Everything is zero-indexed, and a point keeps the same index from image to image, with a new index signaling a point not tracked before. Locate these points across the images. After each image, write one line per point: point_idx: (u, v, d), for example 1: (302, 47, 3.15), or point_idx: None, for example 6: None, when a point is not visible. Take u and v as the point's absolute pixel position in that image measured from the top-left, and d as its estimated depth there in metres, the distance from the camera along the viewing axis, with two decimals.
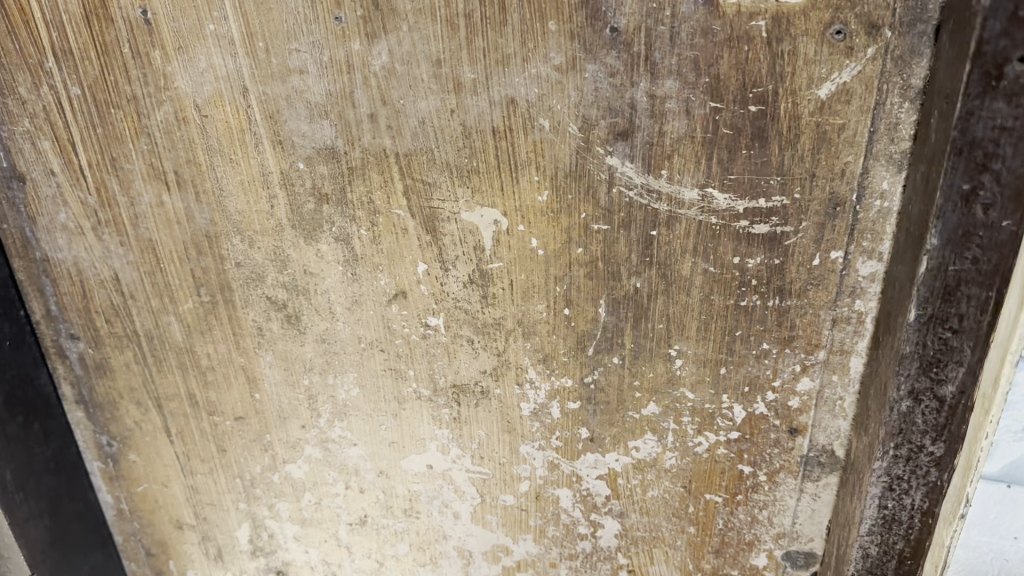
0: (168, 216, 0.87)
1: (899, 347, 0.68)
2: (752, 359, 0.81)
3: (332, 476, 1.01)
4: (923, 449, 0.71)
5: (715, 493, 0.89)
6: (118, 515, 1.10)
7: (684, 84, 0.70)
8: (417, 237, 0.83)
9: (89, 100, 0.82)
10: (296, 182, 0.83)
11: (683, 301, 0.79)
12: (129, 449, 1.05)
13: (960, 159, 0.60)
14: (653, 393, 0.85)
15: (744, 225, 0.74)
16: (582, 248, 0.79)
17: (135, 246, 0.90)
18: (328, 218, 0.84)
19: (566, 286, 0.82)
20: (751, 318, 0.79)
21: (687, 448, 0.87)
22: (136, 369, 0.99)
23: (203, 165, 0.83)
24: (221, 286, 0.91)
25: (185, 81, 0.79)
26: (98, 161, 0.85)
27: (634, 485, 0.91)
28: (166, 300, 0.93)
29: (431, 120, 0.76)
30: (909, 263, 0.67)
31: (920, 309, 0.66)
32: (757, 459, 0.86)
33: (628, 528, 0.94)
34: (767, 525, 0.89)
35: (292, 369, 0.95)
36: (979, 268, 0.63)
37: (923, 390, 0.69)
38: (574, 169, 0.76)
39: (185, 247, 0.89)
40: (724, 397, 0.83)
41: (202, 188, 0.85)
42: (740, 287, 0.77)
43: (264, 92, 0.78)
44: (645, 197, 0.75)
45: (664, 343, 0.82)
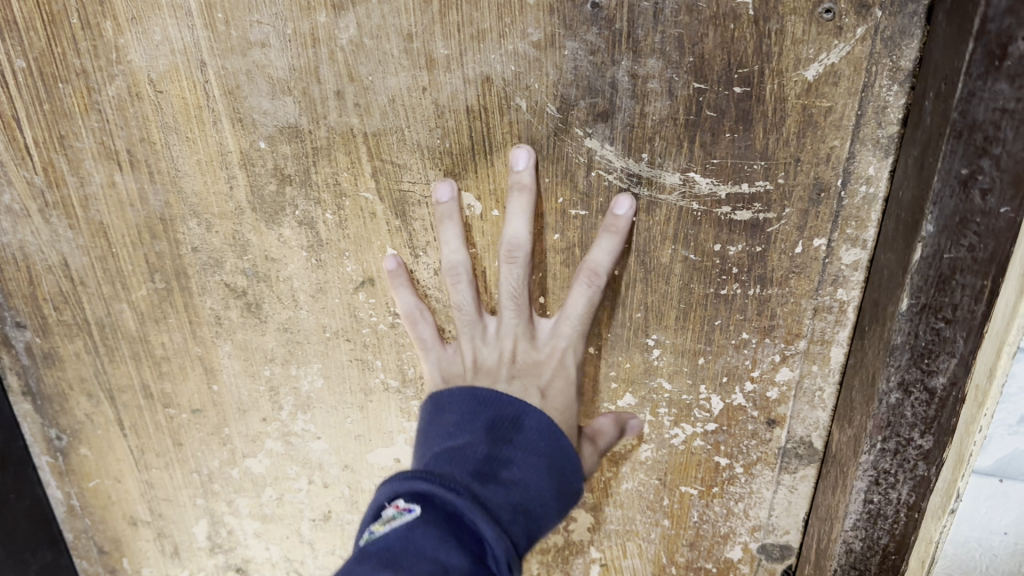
0: (121, 198, 0.84)
1: (890, 339, 0.67)
2: (731, 349, 0.81)
3: (293, 470, 1.00)
4: (911, 442, 0.72)
5: (691, 484, 0.90)
6: (69, 512, 1.08)
7: (668, 63, 0.68)
8: (386, 222, 0.81)
9: (36, 76, 0.78)
10: (257, 163, 0.80)
11: (661, 289, 0.79)
12: (80, 443, 1.02)
13: (960, 144, 0.58)
14: (629, 384, 0.86)
15: (726, 211, 0.74)
16: (558, 235, 0.78)
17: (86, 230, 0.87)
18: (290, 201, 0.82)
19: (542, 274, 0.81)
20: (731, 307, 0.78)
21: (664, 439, 0.89)
22: (87, 360, 0.96)
23: (158, 144, 0.81)
24: (177, 272, 0.88)
25: (139, 54, 0.76)
26: (45, 140, 0.82)
27: (609, 477, 0.93)
28: (118, 287, 0.90)
29: (402, 98, 0.74)
30: (901, 252, 0.66)
31: (914, 299, 0.65)
32: (734, 451, 0.87)
33: (601, 521, 0.96)
34: (742, 518, 0.91)
35: (252, 359, 0.93)
36: (976, 256, 0.62)
37: (913, 382, 0.69)
38: (552, 152, 0.74)
39: (138, 231, 0.86)
40: (702, 388, 0.84)
41: (157, 168, 0.82)
42: (720, 275, 0.77)
43: (223, 66, 0.75)
44: (625, 180, 0.74)
45: (641, 333, 0.82)
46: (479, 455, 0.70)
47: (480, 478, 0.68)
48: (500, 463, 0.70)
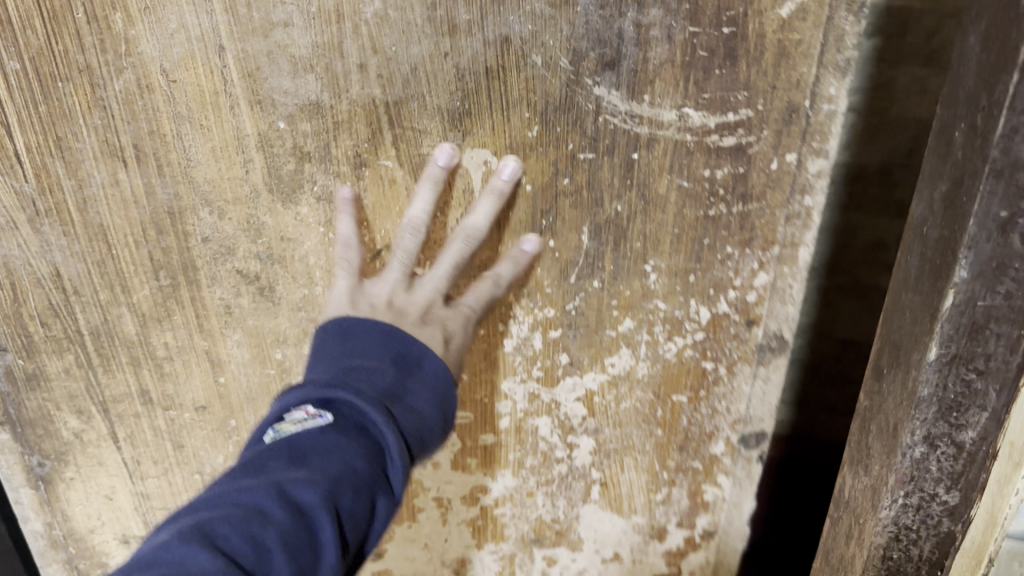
0: (125, 198, 0.74)
1: (915, 388, 0.54)
2: (719, 263, 0.76)
3: None
4: (936, 498, 0.57)
5: (680, 393, 0.84)
6: (50, 542, 0.97)
7: (668, 11, 0.65)
8: (406, 188, 0.74)
9: (44, 83, 0.68)
10: (275, 143, 0.71)
11: (660, 219, 0.74)
12: (64, 466, 0.90)
13: (1001, 183, 0.45)
14: (629, 310, 0.79)
15: (714, 139, 0.70)
16: (568, 179, 0.73)
17: (84, 235, 0.75)
18: (308, 177, 0.73)
19: (552, 218, 0.75)
20: (717, 227, 0.74)
21: (657, 355, 0.82)
22: (77, 374, 0.84)
23: (168, 135, 0.70)
24: (184, 266, 0.78)
25: (150, 45, 0.67)
26: (38, 144, 0.70)
27: (609, 401, 0.85)
28: (117, 291, 0.79)
29: (423, 67, 0.68)
30: (929, 293, 0.52)
31: (942, 348, 0.51)
32: (718, 355, 0.81)
33: (602, 443, 0.88)
34: (725, 415, 0.85)
35: (264, 344, 0.83)
36: (1011, 303, 0.48)
37: (938, 435, 0.54)
38: (563, 103, 0.69)
39: (142, 228, 0.75)
40: (691, 302, 0.78)
41: (165, 160, 0.72)
42: (710, 199, 0.73)
43: (242, 49, 0.67)
44: (627, 122, 0.70)
45: (637, 260, 0.77)
46: (384, 382, 0.63)
47: (386, 399, 0.62)
48: (404, 392, 0.64)
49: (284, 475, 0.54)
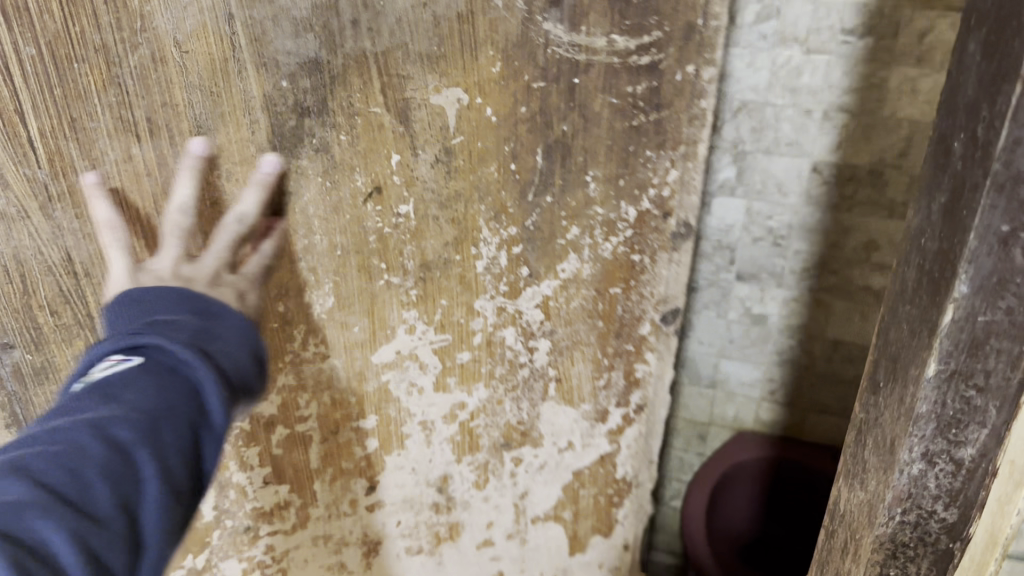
0: (137, 172, 0.66)
1: (912, 405, 0.49)
2: (643, 164, 0.71)
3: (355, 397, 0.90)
4: (934, 515, 0.53)
5: (614, 288, 0.78)
6: None
7: None
8: (337, 142, 0.68)
9: (49, 62, 0.60)
10: (279, 104, 0.65)
11: (600, 123, 0.69)
12: None
13: (1003, 198, 0.40)
14: (576, 221, 0.75)
15: (636, 59, 0.65)
16: (492, 113, 0.68)
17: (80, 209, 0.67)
18: (250, 127, 0.66)
19: (425, 158, 0.70)
20: (640, 136, 0.69)
21: (574, 245, 0.76)
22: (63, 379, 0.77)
23: (180, 105, 0.64)
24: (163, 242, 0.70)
25: (166, 19, 0.60)
26: (50, 128, 0.62)
27: (558, 299, 0.80)
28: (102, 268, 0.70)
29: (409, 20, 0.63)
30: (926, 307, 0.47)
31: (940, 363, 0.46)
32: (641, 245, 0.75)
33: (558, 345, 0.83)
34: (644, 299, 0.79)
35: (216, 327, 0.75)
36: (1012, 318, 0.43)
37: (937, 452, 0.50)
38: (517, 41, 0.65)
39: (128, 208, 0.67)
40: (597, 206, 0.73)
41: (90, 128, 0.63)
42: (625, 105, 0.68)
43: (249, 16, 0.61)
44: (566, 51, 0.65)
45: (578, 172, 0.72)
46: (186, 334, 0.56)
47: (195, 349, 0.56)
48: (210, 338, 0.58)
49: (96, 412, 0.51)
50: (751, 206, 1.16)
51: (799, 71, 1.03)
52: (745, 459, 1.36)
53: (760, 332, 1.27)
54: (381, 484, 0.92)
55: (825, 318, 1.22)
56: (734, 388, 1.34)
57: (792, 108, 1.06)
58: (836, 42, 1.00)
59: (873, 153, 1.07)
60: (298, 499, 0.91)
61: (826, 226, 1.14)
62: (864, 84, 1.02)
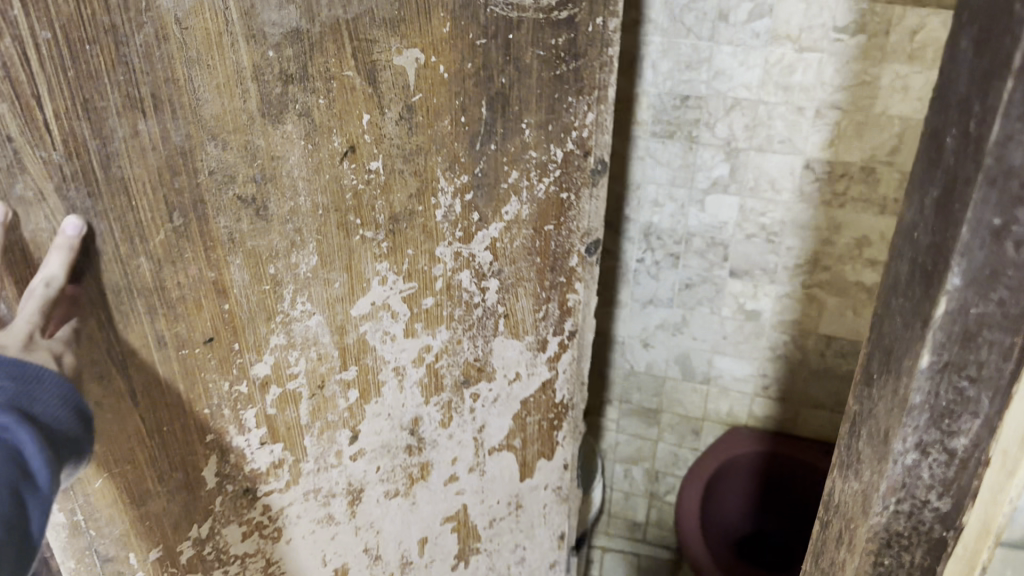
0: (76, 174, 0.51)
1: (905, 395, 0.43)
2: (570, 106, 0.64)
3: (388, 428, 0.75)
4: (927, 505, 0.46)
5: (546, 221, 0.69)
6: None
7: None
8: (331, 100, 0.57)
9: (64, 47, 0.47)
10: (267, 77, 0.54)
11: (525, 77, 0.62)
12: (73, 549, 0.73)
13: (994, 191, 0.36)
14: (512, 163, 0.65)
15: (557, 13, 0.60)
16: (460, 101, 0.61)
17: (107, 199, 0.53)
18: (293, 99, 0.56)
19: (393, 124, 0.60)
20: (561, 87, 0.63)
21: (514, 184, 0.66)
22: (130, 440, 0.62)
23: (182, 80, 0.51)
24: (200, 233, 0.57)
25: None
26: (64, 109, 0.49)
27: (459, 274, 0.69)
28: (150, 287, 0.57)
29: None
30: (919, 300, 0.42)
31: (933, 355, 0.41)
32: (569, 180, 0.67)
33: (511, 309, 0.73)
34: (573, 232, 0.70)
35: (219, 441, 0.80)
36: (1002, 311, 0.39)
37: (930, 443, 0.44)
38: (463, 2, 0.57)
39: (151, 184, 0.54)
40: (527, 132, 0.64)
41: (162, 107, 0.52)
42: (542, 52, 0.61)
43: None
44: (500, 7, 0.58)
45: (515, 120, 0.63)
46: (8, 395, 0.49)
47: (17, 413, 0.49)
48: (26, 399, 0.50)
49: None
50: (745, 203, 1.17)
51: (791, 70, 1.05)
52: (739, 454, 1.37)
53: (753, 327, 1.28)
54: (358, 433, 0.73)
55: (820, 313, 1.23)
56: (729, 384, 1.35)
57: (785, 105, 1.07)
58: (829, 40, 1.01)
59: (863, 151, 1.07)
60: (291, 455, 0.71)
61: (817, 221, 1.15)
62: (856, 82, 1.03)
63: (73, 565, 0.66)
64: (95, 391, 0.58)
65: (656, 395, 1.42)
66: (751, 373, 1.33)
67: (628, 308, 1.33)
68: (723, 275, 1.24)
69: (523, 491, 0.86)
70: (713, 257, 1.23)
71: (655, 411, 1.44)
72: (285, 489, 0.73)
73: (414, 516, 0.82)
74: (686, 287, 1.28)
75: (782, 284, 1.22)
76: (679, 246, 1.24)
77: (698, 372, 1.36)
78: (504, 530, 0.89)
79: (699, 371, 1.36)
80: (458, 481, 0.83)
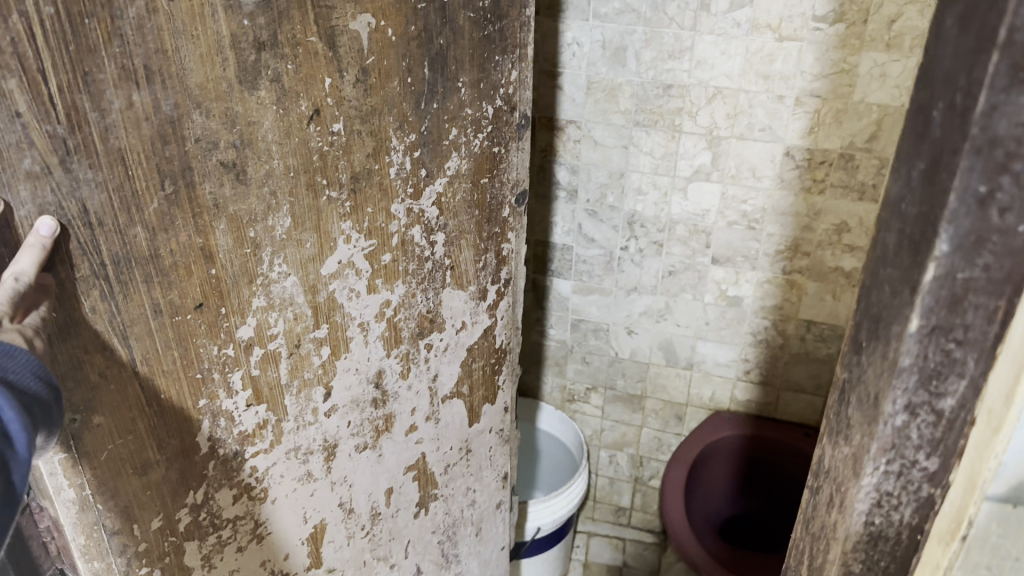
0: (84, 145, 0.50)
1: (893, 358, 0.41)
2: (500, 60, 0.77)
3: (367, 393, 0.81)
4: (915, 464, 0.43)
5: (483, 177, 0.82)
6: None
7: None
8: (297, 65, 0.60)
9: (65, 22, 0.47)
10: (242, 47, 0.56)
11: (463, 37, 0.72)
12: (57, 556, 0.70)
13: (979, 161, 0.34)
14: (452, 121, 0.75)
15: None
16: (407, 64, 0.68)
17: (106, 164, 0.52)
18: (264, 65, 0.58)
19: (353, 86, 0.64)
20: (490, 46, 0.75)
21: (456, 142, 0.77)
22: (132, 424, 0.61)
23: (170, 51, 0.52)
24: (189, 199, 0.57)
25: None
26: (66, 84, 0.48)
27: (416, 234, 0.77)
28: (147, 259, 0.56)
29: None
30: (907, 269, 0.39)
31: (921, 319, 0.38)
32: (497, 136, 0.81)
33: (456, 260, 0.83)
34: (503, 185, 0.85)
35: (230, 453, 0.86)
36: (988, 276, 0.37)
37: (918, 404, 0.41)
38: None
39: (146, 152, 0.53)
40: (463, 90, 0.75)
41: (158, 74, 0.52)
42: (473, 13, 0.72)
43: None
44: None
45: (454, 79, 0.73)
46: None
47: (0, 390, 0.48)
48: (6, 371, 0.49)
49: None
50: (726, 190, 1.40)
51: (771, 59, 1.26)
52: (724, 437, 1.62)
53: (734, 313, 1.52)
54: (331, 389, 0.76)
55: (799, 299, 1.46)
56: (711, 368, 1.61)
57: (766, 93, 1.29)
58: (809, 28, 1.22)
59: (843, 137, 1.29)
60: (273, 415, 0.72)
61: (797, 209, 1.37)
62: (835, 69, 1.24)
63: (83, 542, 0.63)
64: (97, 363, 0.57)
65: (641, 380, 1.68)
66: (732, 358, 1.58)
67: (615, 295, 1.58)
68: (706, 262, 1.48)
69: (472, 435, 1.00)
70: (695, 245, 1.47)
71: (639, 397, 1.71)
72: (269, 450, 0.74)
73: (381, 467, 0.87)
74: (669, 274, 1.52)
75: (762, 271, 1.46)
76: (662, 234, 1.48)
77: (681, 357, 1.61)
78: (457, 474, 1.00)
79: (683, 356, 1.61)
80: (417, 430, 0.90)
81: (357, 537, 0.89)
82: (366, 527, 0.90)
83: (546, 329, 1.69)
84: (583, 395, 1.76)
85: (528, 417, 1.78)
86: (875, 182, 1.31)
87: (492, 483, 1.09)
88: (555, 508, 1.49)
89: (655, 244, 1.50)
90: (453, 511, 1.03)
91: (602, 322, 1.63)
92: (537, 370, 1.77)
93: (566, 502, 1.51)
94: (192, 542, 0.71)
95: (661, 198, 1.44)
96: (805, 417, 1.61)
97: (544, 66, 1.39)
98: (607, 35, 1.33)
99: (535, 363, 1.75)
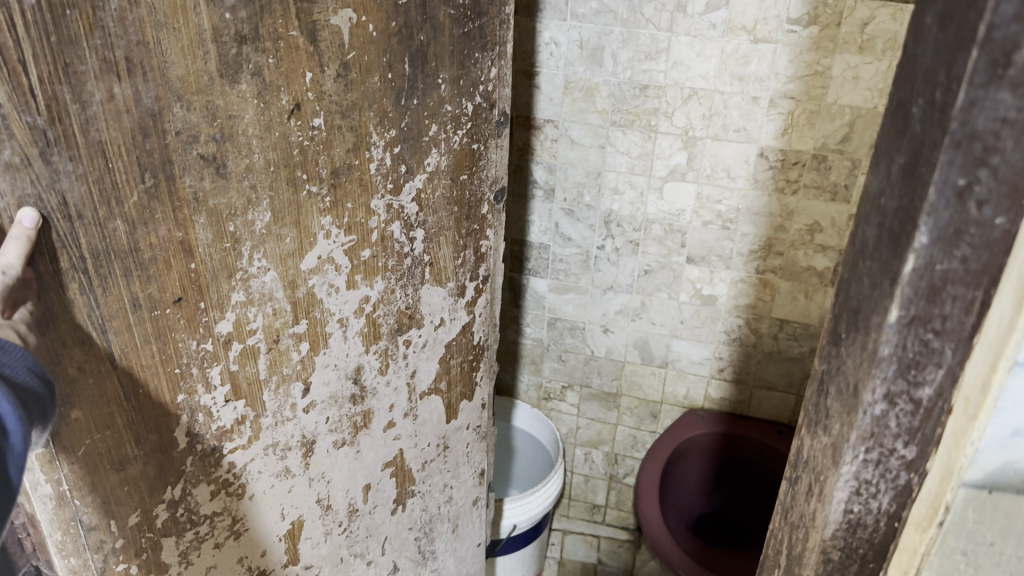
0: (69, 135, 0.50)
1: (873, 348, 0.41)
2: (480, 57, 0.78)
3: (346, 388, 0.81)
4: (893, 453, 0.44)
5: (464, 175, 0.82)
6: None
7: None
8: (278, 59, 0.60)
9: (46, 13, 0.47)
10: (224, 40, 0.56)
11: (444, 34, 0.72)
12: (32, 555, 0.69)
13: (959, 154, 0.35)
14: (433, 117, 0.75)
15: None
16: (388, 61, 0.68)
17: (88, 157, 0.52)
18: (247, 59, 0.58)
19: (336, 82, 0.65)
20: (470, 44, 0.76)
21: (437, 139, 0.77)
22: (110, 420, 0.61)
23: (152, 42, 0.52)
24: (171, 194, 0.57)
25: None
26: (46, 76, 0.48)
27: (398, 229, 0.77)
28: (125, 254, 0.56)
29: None
30: (886, 261, 0.40)
31: (900, 310, 0.39)
32: (478, 133, 0.82)
33: (435, 257, 0.84)
34: (483, 182, 0.86)
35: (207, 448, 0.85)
36: (966, 267, 0.37)
37: (897, 394, 0.42)
38: None
39: (126, 143, 0.53)
40: (444, 87, 0.75)
41: (139, 68, 0.52)
42: (453, 10, 0.72)
43: None
44: None
45: (435, 77, 0.73)
46: None
47: None
48: None
49: None
50: (701, 190, 1.41)
51: (746, 60, 1.27)
52: (698, 434, 1.63)
53: (709, 312, 1.54)
54: (310, 385, 0.76)
55: (772, 298, 1.48)
56: (685, 366, 1.62)
57: (740, 95, 1.30)
58: (784, 30, 1.23)
59: (816, 139, 1.31)
60: (252, 410, 0.72)
61: (771, 209, 1.39)
62: (809, 71, 1.25)
63: (59, 538, 0.62)
64: (76, 357, 0.57)
65: (616, 378, 1.69)
66: (706, 356, 1.59)
67: (591, 294, 1.59)
68: (681, 261, 1.49)
69: (449, 432, 1.00)
70: (671, 244, 1.48)
71: (615, 395, 1.72)
72: (248, 446, 0.74)
73: (359, 464, 0.87)
74: (645, 273, 1.53)
75: (736, 270, 1.47)
76: (638, 233, 1.49)
77: (656, 355, 1.63)
78: (434, 471, 1.00)
79: (658, 355, 1.63)
80: (395, 427, 0.90)
81: (335, 534, 0.89)
82: (343, 524, 0.90)
83: (523, 327, 1.69)
84: (559, 393, 1.77)
85: (501, 414, 1.78)
86: (847, 183, 1.33)
87: (469, 480, 1.09)
88: (530, 505, 1.50)
89: (631, 243, 1.51)
90: (430, 507, 1.03)
91: (578, 321, 1.64)
92: (514, 368, 1.77)
93: (542, 499, 1.52)
94: (169, 538, 0.71)
95: (637, 197, 1.45)
96: (777, 414, 1.63)
97: (523, 65, 1.40)
98: (584, 35, 1.33)
99: (512, 360, 1.76)
